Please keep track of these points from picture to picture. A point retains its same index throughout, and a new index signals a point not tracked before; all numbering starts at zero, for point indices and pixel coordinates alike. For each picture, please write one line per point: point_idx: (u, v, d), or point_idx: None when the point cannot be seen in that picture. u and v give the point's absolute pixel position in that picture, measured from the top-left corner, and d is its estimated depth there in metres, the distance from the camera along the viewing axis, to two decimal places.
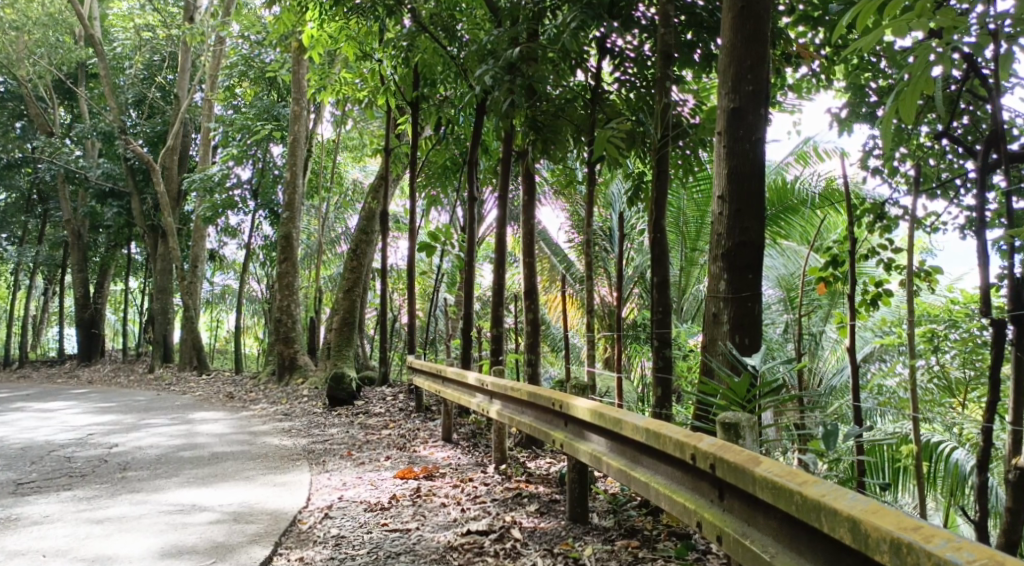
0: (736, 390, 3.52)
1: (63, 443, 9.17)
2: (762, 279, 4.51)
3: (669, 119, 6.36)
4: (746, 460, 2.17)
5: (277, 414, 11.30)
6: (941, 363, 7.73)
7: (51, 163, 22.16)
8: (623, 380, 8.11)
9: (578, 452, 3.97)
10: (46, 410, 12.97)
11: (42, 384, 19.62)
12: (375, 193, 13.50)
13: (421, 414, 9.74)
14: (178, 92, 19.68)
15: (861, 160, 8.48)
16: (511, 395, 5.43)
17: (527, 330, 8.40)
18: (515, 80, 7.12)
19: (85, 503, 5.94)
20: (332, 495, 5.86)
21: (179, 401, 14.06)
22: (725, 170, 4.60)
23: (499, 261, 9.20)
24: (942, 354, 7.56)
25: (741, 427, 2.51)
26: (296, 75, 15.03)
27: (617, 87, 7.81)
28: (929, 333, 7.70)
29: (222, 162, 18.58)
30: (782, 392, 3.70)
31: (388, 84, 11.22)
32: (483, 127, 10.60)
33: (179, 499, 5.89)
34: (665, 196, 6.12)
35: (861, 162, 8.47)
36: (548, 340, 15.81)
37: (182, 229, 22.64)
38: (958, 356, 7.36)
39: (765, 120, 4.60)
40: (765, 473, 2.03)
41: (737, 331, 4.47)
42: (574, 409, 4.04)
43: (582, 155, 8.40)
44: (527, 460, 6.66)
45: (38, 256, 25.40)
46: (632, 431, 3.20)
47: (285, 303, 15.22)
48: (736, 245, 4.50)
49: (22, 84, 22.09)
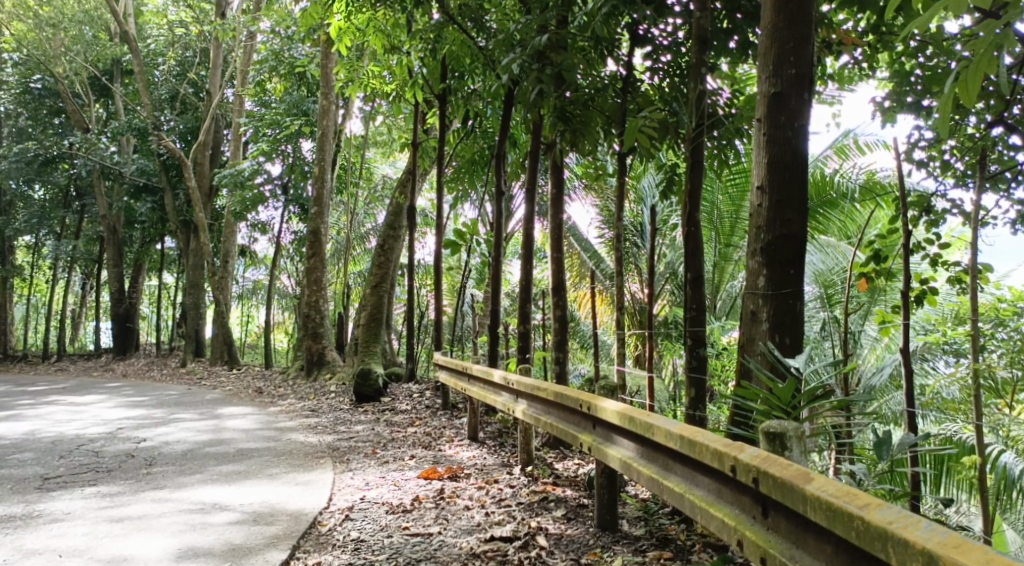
0: (780, 395, 3.27)
1: (92, 438, 9.18)
2: (804, 276, 4.25)
3: (705, 108, 6.09)
4: (796, 477, 1.94)
5: (304, 411, 11.23)
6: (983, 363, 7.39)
7: (87, 159, 22.45)
8: (655, 380, 7.85)
9: (606, 457, 3.76)
10: (78, 404, 13.07)
11: (79, 377, 19.91)
12: (402, 187, 13.40)
13: (447, 412, 9.59)
14: (210, 89, 19.79)
15: (904, 152, 8.12)
16: (538, 395, 5.22)
17: (555, 328, 8.20)
18: (544, 69, 6.90)
19: (108, 500, 5.88)
20: (354, 495, 5.72)
21: (209, 396, 14.11)
22: (764, 159, 4.34)
23: (527, 256, 9.00)
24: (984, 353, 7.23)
25: (788, 437, 2.27)
26: (325, 70, 14.96)
27: (651, 77, 7.54)
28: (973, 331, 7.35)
29: (253, 157, 18.65)
30: (831, 396, 3.44)
31: (416, 77, 11.04)
32: (511, 119, 10.41)
33: (200, 497, 5.80)
34: (700, 188, 5.85)
35: (904, 154, 8.11)
36: (578, 338, 15.55)
37: (214, 225, 22.81)
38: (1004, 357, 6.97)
39: (808, 105, 4.32)
40: (818, 493, 1.80)
41: (777, 331, 4.22)
42: (603, 412, 3.82)
43: (613, 147, 8.16)
44: (554, 461, 6.47)
45: (75, 251, 25.80)
46: (664, 437, 2.97)
47: (314, 299, 15.17)
48: (777, 238, 4.25)
49: (59, 81, 22.42)
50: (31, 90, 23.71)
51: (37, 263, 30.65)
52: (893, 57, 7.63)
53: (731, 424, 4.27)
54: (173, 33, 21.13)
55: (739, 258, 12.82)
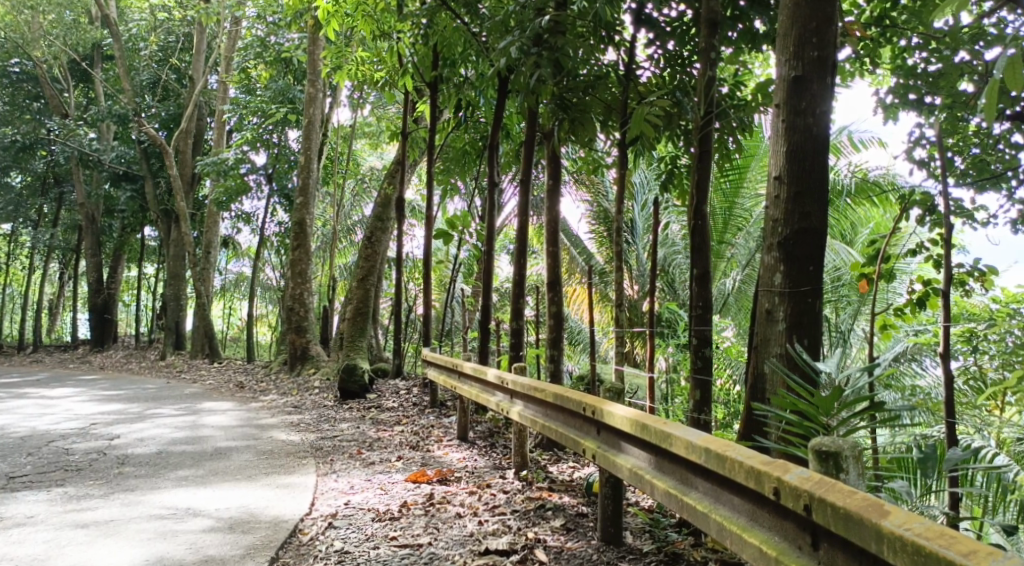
0: (821, 403, 3.08)
1: (64, 433, 8.80)
2: (824, 273, 3.98)
3: (713, 96, 5.81)
4: (869, 514, 1.67)
5: (286, 407, 10.88)
6: (977, 366, 7.19)
7: (65, 146, 21.89)
8: (654, 379, 7.60)
9: (614, 467, 3.47)
10: (50, 397, 12.63)
11: (54, 369, 19.39)
12: (391, 177, 13.03)
13: (435, 410, 9.30)
14: (193, 75, 19.30)
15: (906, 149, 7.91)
16: (534, 397, 4.93)
17: (549, 325, 7.90)
18: (541, 53, 6.62)
19: (74, 502, 5.53)
20: (338, 500, 5.41)
21: (188, 390, 13.68)
22: (783, 148, 4.06)
23: (520, 250, 8.68)
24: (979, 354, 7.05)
25: (843, 457, 1.97)
26: (312, 57, 14.54)
27: (651, 67, 7.28)
28: (968, 333, 7.17)
29: (237, 146, 18.22)
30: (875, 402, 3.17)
31: (407, 64, 10.67)
32: (505, 109, 10.09)
33: (173, 500, 5.45)
34: (708, 179, 5.58)
35: (906, 152, 7.91)
36: (569, 335, 15.22)
37: (195, 215, 22.31)
38: (998, 357, 6.77)
39: (831, 91, 4.04)
40: (907, 537, 1.56)
41: (795, 332, 3.96)
42: (611, 417, 3.53)
43: (612, 139, 7.91)
44: (548, 464, 6.20)
45: (53, 239, 25.20)
46: (685, 448, 2.69)
47: (297, 292, 14.79)
48: (796, 232, 3.97)
49: (38, 65, 21.87)
50: (9, 74, 23.18)
51: (14, 251, 29.97)
52: (895, 53, 7.38)
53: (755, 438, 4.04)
54: (155, 17, 20.57)
55: (733, 255, 12.58)
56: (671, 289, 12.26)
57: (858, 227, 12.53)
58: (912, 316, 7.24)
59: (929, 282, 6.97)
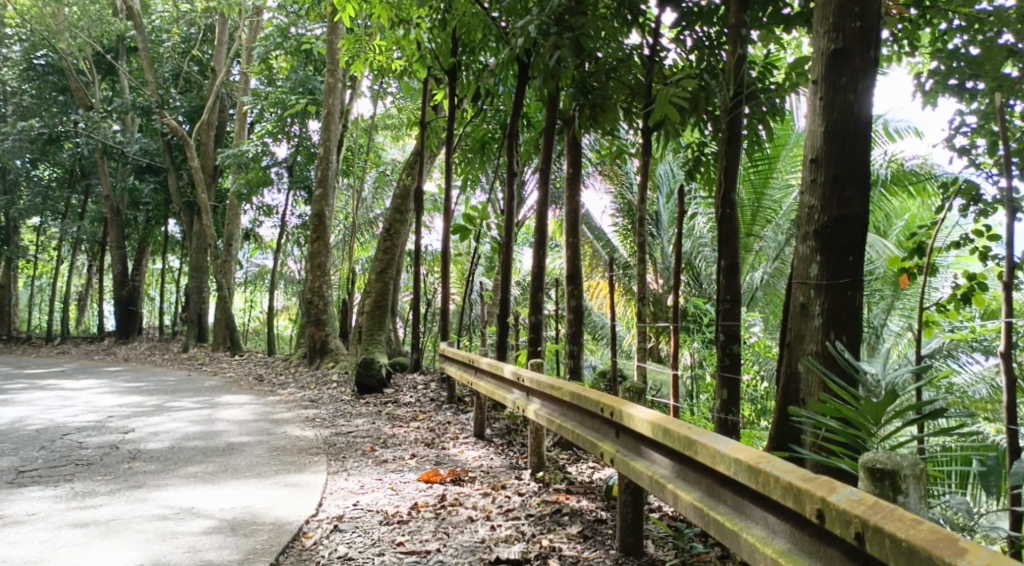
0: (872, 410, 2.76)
1: (79, 427, 8.71)
2: (864, 263, 3.66)
3: (744, 76, 5.47)
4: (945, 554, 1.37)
5: (304, 401, 10.73)
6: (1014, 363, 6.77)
7: (90, 138, 22.03)
8: (679, 377, 7.30)
9: (634, 473, 3.20)
10: (70, 389, 12.62)
11: (80, 360, 19.52)
12: (410, 168, 12.82)
13: (453, 406, 9.08)
14: (214, 67, 19.26)
15: (945, 136, 7.50)
16: (552, 395, 4.65)
17: (569, 319, 7.62)
18: (562, 34, 6.32)
19: (79, 500, 5.38)
20: (346, 501, 5.20)
21: (207, 383, 13.61)
22: (820, 127, 3.73)
23: (540, 243, 8.41)
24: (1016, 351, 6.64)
25: (903, 475, 1.67)
26: (330, 46, 14.37)
27: (676, 49, 6.94)
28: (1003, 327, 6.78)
29: (258, 138, 18.17)
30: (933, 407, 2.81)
31: (425, 51, 10.43)
32: (526, 97, 9.83)
33: (178, 499, 5.28)
34: (737, 165, 5.27)
35: (946, 139, 7.49)
36: (591, 329, 14.88)
37: (217, 207, 22.34)
38: None
39: (874, 65, 3.70)
40: None
41: (833, 327, 3.64)
42: (632, 419, 3.25)
43: (635, 128, 7.66)
44: (566, 464, 5.95)
45: (79, 232, 25.42)
46: (711, 457, 2.41)
47: (317, 285, 14.66)
48: (834, 220, 3.65)
49: (63, 57, 22.01)
50: (35, 67, 23.41)
51: (43, 244, 30.30)
52: (933, 36, 7.00)
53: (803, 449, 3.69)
54: (177, 9, 20.57)
55: (761, 248, 12.20)
56: (697, 283, 11.91)
57: (892, 218, 12.09)
58: (955, 311, 6.84)
59: (973, 275, 6.56)
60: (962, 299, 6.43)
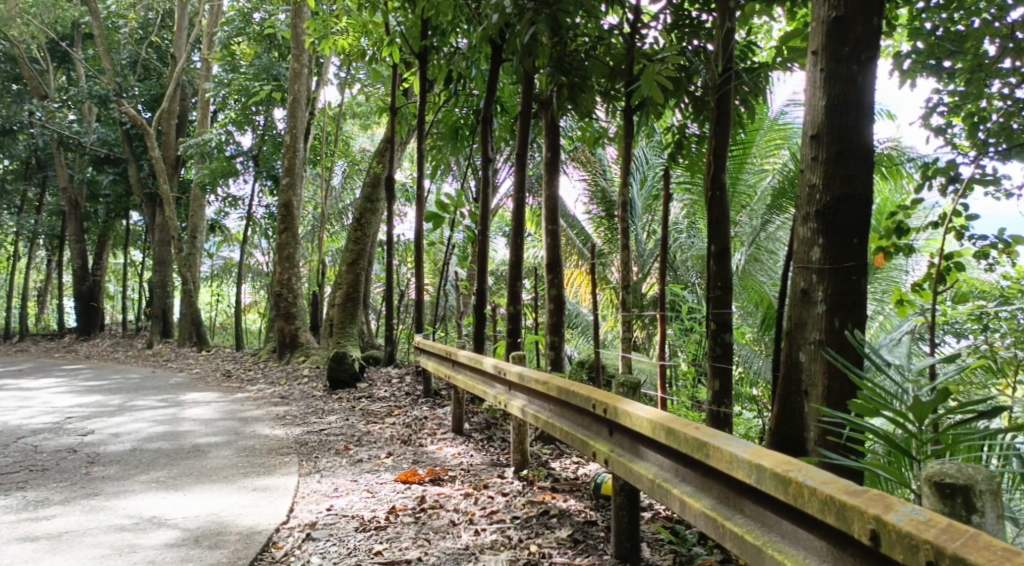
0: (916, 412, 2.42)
1: (35, 429, 8.25)
2: (869, 245, 3.44)
3: (732, 50, 5.24)
4: None
5: (273, 398, 10.35)
6: (988, 346, 6.68)
7: (44, 129, 21.21)
8: (663, 367, 7.12)
9: (632, 476, 2.96)
10: (27, 389, 12.05)
11: (40, 358, 18.81)
12: (380, 156, 12.43)
13: (429, 400, 8.80)
14: (174, 53, 18.61)
15: (924, 117, 7.37)
16: (537, 390, 4.41)
17: (550, 308, 7.36)
18: (539, 9, 6.05)
19: (31, 510, 5.00)
20: (320, 505, 4.90)
21: (173, 380, 13.15)
22: (822, 101, 3.49)
23: (516, 232, 8.14)
24: (990, 335, 6.55)
25: (977, 494, 1.65)
26: (295, 31, 13.90)
27: (655, 28, 6.69)
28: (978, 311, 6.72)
29: (222, 126, 17.56)
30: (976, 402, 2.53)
31: (393, 35, 10.06)
32: (499, 80, 9.51)
33: (139, 507, 4.94)
34: (726, 145, 5.05)
35: (924, 119, 7.36)
36: (567, 318, 14.64)
37: (181, 198, 21.69)
38: (1013, 336, 6.27)
39: (878, 32, 3.46)
40: None
41: (836, 313, 3.42)
42: (628, 417, 3.01)
43: (612, 110, 7.44)
44: (550, 460, 5.73)
45: (36, 226, 24.56)
46: (727, 463, 2.18)
47: (285, 277, 14.24)
48: (837, 199, 3.42)
49: (15, 45, 21.17)
50: None
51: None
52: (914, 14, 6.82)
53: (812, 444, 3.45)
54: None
55: (737, 234, 12.05)
56: (674, 270, 11.75)
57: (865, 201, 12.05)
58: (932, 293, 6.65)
59: (948, 255, 6.35)
60: (939, 280, 6.20)
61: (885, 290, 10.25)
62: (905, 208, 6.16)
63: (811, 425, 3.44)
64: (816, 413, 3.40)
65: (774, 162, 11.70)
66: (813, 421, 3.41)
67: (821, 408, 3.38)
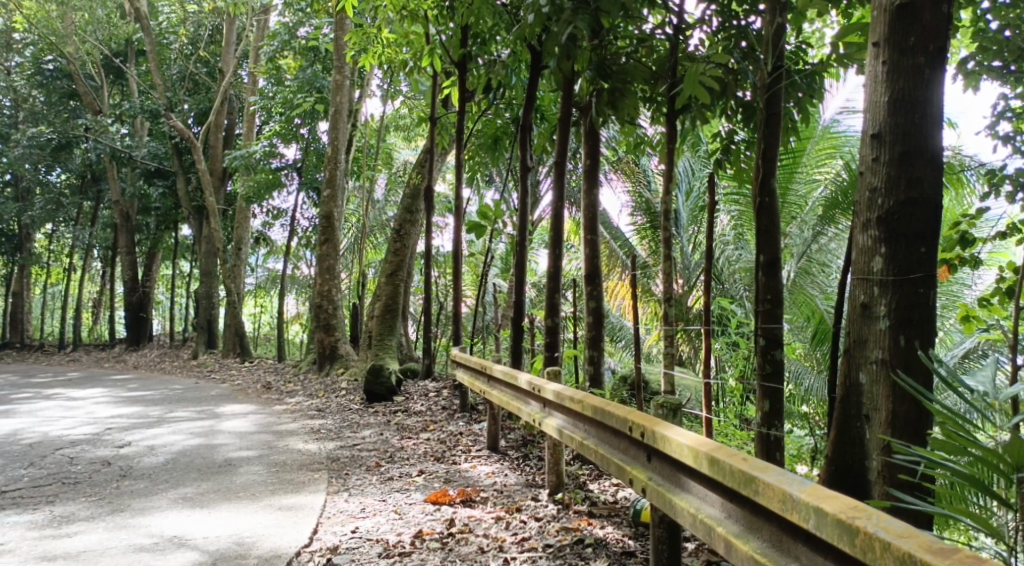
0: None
1: (73, 440, 8.26)
2: (938, 255, 3.11)
3: (782, 48, 4.92)
4: None
5: (310, 411, 10.25)
6: None
7: (98, 143, 21.75)
8: (709, 384, 6.76)
9: (673, 509, 2.68)
10: (73, 399, 12.20)
11: (90, 368, 19.19)
12: (420, 166, 12.30)
13: (465, 414, 8.59)
14: (222, 68, 18.91)
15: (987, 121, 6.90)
16: (572, 409, 4.15)
17: (588, 321, 7.07)
18: (577, 9, 5.81)
19: (55, 527, 4.90)
20: (345, 527, 4.70)
21: (215, 391, 13.19)
22: (885, 97, 3.17)
23: (554, 243, 7.88)
24: None
25: None
26: (338, 42, 13.93)
27: (701, 29, 6.39)
28: None
29: (266, 139, 17.72)
30: None
31: (434, 44, 9.91)
32: (540, 87, 9.27)
33: (162, 526, 4.80)
34: (775, 149, 4.72)
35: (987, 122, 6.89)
36: (609, 332, 14.32)
37: (227, 211, 22.01)
38: None
39: (947, 20, 3.13)
40: None
41: (902, 329, 3.07)
42: (668, 443, 2.73)
43: (655, 115, 7.14)
44: (587, 482, 5.45)
45: (91, 238, 25.18)
46: (779, 503, 1.90)
47: (325, 289, 14.25)
48: (901, 204, 3.10)
49: (71, 62, 21.80)
50: (43, 71, 23.35)
51: (57, 252, 30.15)
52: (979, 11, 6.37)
53: (874, 475, 3.11)
54: (184, 10, 20.28)
55: (787, 246, 11.58)
56: (719, 282, 11.36)
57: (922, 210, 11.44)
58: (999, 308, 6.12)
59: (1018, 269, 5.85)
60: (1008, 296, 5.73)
61: (945, 306, 9.68)
62: (972, 219, 5.67)
63: (873, 453, 3.12)
64: (880, 441, 3.08)
65: (825, 171, 11.23)
66: (877, 450, 3.09)
67: (885, 434, 3.05)
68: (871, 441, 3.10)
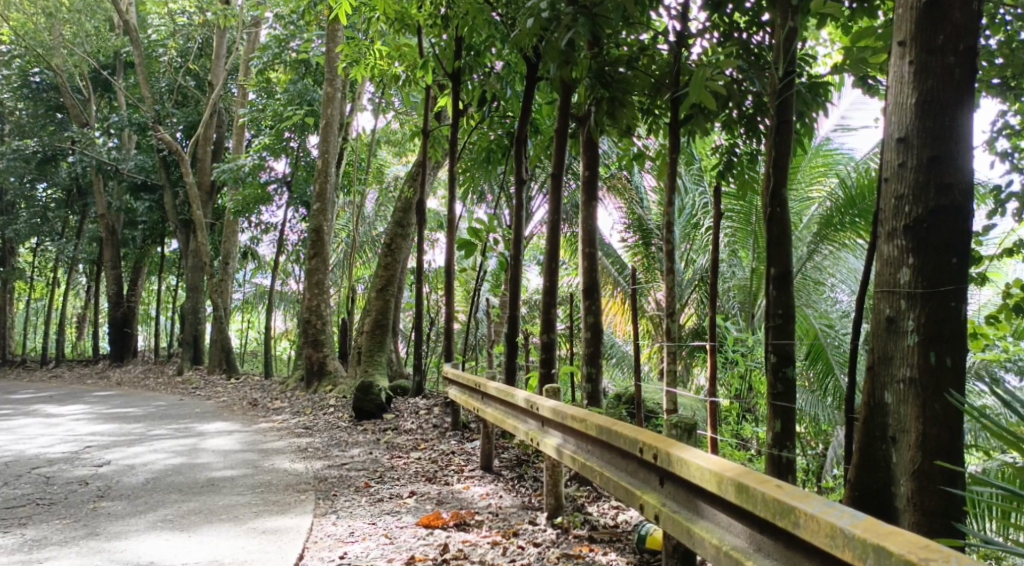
0: None
1: (50, 459, 7.95)
2: (969, 266, 2.93)
3: (794, 51, 4.75)
4: None
5: (296, 429, 9.96)
6: None
7: (84, 155, 21.45)
8: (711, 403, 6.55)
9: (693, 539, 2.45)
10: (51, 416, 11.82)
11: (71, 384, 18.74)
12: (412, 179, 12.09)
13: (457, 433, 8.33)
14: (212, 81, 18.70)
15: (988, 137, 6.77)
16: (573, 428, 3.92)
17: (586, 337, 6.86)
18: (578, 16, 5.63)
19: (25, 552, 4.61)
20: (333, 552, 4.44)
21: (199, 408, 12.85)
22: (911, 99, 3.01)
23: (550, 257, 7.67)
24: None
25: None
26: (329, 54, 13.73)
27: (703, 39, 6.23)
28: None
29: (256, 152, 17.47)
30: None
31: (428, 56, 9.70)
32: (536, 99, 9.09)
33: (137, 551, 4.52)
34: (786, 158, 4.58)
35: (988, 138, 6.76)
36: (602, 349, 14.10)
37: (215, 224, 21.71)
38: None
39: (976, 17, 2.98)
40: None
41: (932, 343, 2.89)
42: (687, 466, 2.51)
43: (654, 126, 6.96)
44: (586, 504, 5.23)
45: (75, 252, 24.76)
46: (827, 538, 1.69)
47: (314, 304, 13.97)
48: (930, 212, 2.93)
49: (58, 73, 21.53)
50: (30, 83, 23.11)
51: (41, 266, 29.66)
52: None
53: (904, 500, 2.90)
54: (174, 22, 20.10)
55: None
56: None
57: None
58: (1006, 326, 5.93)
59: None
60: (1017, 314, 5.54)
61: None
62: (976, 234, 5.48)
63: (901, 477, 2.92)
64: (909, 464, 2.87)
65: (819, 188, 11.16)
66: (906, 473, 2.89)
67: (915, 457, 2.86)
68: (899, 464, 2.91)
